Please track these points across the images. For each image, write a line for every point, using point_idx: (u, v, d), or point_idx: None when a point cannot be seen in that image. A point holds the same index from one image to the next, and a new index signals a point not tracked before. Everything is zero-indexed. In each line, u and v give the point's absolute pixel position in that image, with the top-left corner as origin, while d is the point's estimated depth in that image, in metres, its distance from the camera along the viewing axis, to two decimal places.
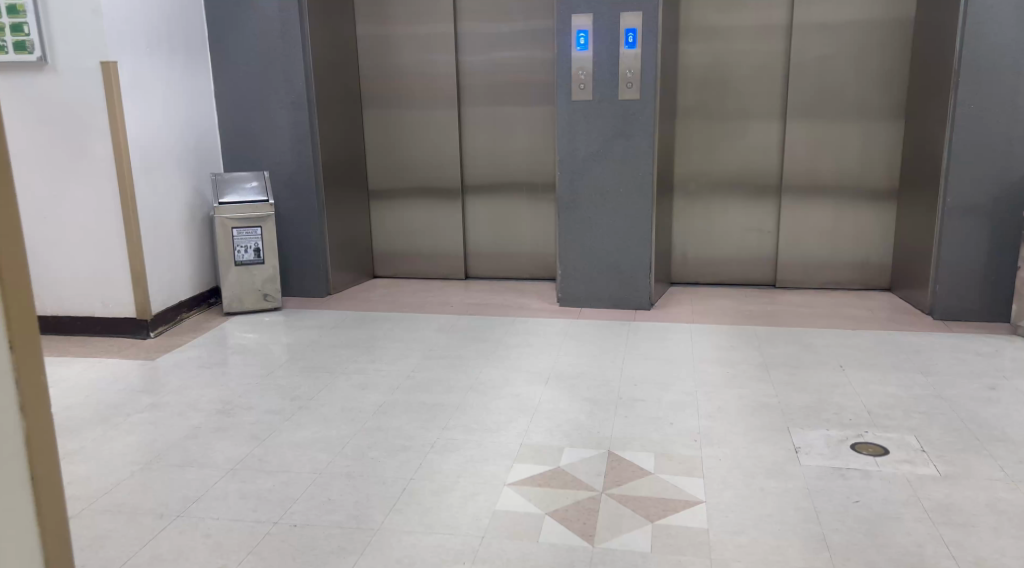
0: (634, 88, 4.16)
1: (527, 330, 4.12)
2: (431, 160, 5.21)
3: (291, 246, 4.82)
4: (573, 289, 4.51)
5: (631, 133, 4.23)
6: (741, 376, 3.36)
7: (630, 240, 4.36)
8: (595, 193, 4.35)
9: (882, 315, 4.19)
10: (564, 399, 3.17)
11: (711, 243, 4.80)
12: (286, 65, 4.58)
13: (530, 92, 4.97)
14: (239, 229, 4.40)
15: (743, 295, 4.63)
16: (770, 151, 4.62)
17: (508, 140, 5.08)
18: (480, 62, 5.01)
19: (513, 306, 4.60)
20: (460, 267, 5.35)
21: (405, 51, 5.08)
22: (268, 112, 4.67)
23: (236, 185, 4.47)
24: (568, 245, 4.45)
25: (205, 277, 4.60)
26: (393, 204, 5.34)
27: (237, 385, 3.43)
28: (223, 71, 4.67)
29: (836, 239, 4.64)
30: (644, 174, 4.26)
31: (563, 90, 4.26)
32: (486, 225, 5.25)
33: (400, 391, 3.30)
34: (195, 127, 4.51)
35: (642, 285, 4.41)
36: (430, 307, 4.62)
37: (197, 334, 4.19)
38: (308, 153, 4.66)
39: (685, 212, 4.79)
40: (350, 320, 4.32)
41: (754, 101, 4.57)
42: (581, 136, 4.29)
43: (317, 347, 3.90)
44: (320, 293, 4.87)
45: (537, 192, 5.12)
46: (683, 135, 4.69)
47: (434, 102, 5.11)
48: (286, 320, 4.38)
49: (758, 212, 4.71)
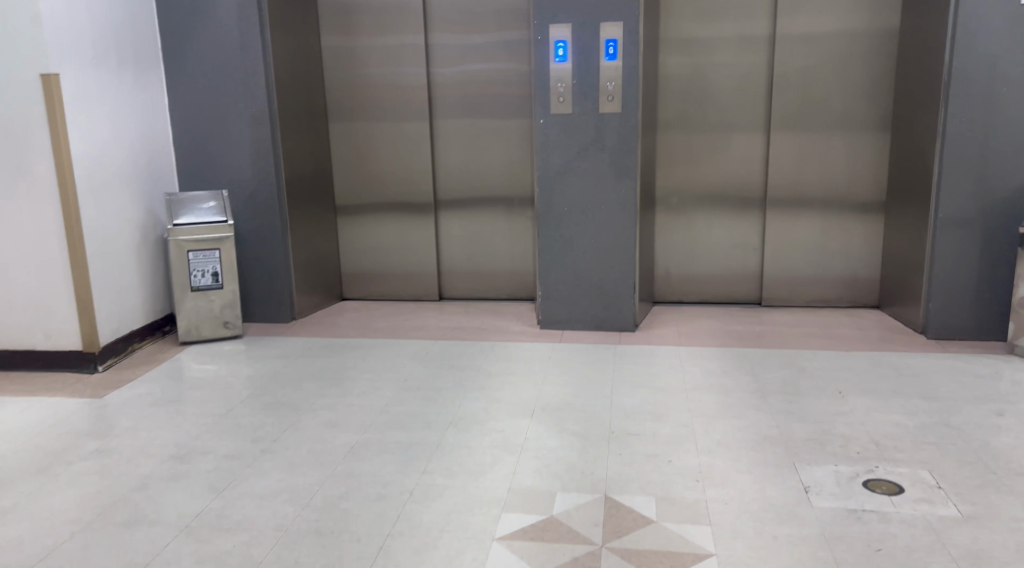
0: (615, 101, 3.98)
1: (508, 356, 3.88)
2: (401, 176, 4.96)
3: (252, 269, 4.53)
4: (554, 311, 4.29)
5: (612, 148, 4.04)
6: (737, 405, 3.17)
7: (613, 259, 4.16)
8: (575, 210, 4.14)
9: (873, 334, 4.04)
10: (552, 434, 2.93)
11: (695, 260, 4.63)
12: (246, 77, 4.30)
13: (505, 105, 4.76)
14: (195, 252, 4.10)
15: (729, 314, 4.46)
16: (754, 165, 4.47)
17: (482, 154, 4.86)
18: (452, 73, 4.79)
19: (491, 329, 4.36)
20: (433, 288, 5.10)
21: (373, 62, 4.84)
22: (227, 127, 4.38)
23: (192, 206, 4.17)
24: (548, 265, 4.24)
25: (158, 304, 4.28)
26: (361, 222, 5.08)
27: (193, 426, 3.13)
28: (177, 83, 4.37)
29: (823, 255, 4.49)
30: (627, 190, 4.07)
31: (541, 104, 4.05)
32: (460, 243, 5.02)
33: (374, 429, 3.03)
34: (147, 144, 4.21)
35: (626, 306, 4.21)
36: (403, 332, 4.36)
37: (150, 367, 3.88)
38: (270, 170, 4.39)
39: (668, 228, 4.61)
40: (317, 349, 4.04)
41: (737, 114, 4.42)
42: (560, 151, 4.09)
43: (282, 380, 3.61)
44: (284, 318, 4.58)
45: (513, 208, 4.90)
46: (665, 148, 4.52)
47: (404, 116, 4.87)
48: (248, 349, 4.09)
49: (742, 228, 4.55)
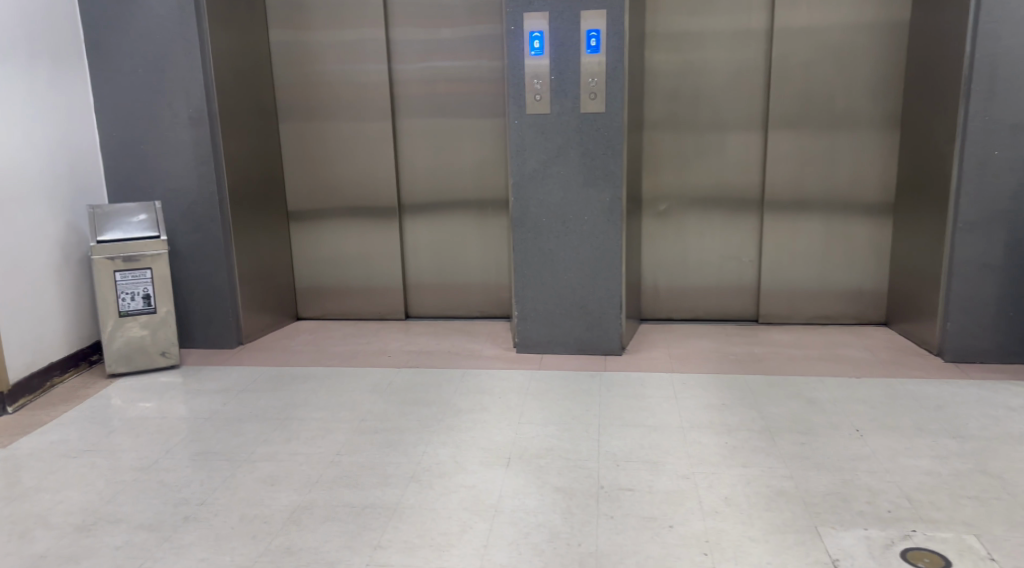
0: (598, 99, 3.55)
1: (480, 387, 3.42)
2: (362, 183, 4.50)
3: (193, 289, 4.04)
4: (532, 333, 3.86)
5: (595, 152, 3.61)
6: (743, 448, 2.75)
7: (597, 276, 3.73)
8: (555, 221, 3.71)
9: (884, 357, 3.66)
10: (531, 490, 2.49)
11: (686, 273, 4.22)
12: (181, 72, 3.80)
13: (476, 104, 4.31)
14: (123, 273, 3.62)
15: (724, 334, 4.05)
16: (750, 169, 4.07)
17: (451, 158, 4.41)
18: (416, 70, 4.33)
19: (462, 354, 3.91)
20: (398, 305, 4.63)
21: (329, 59, 4.37)
22: (161, 129, 3.88)
23: (119, 220, 3.68)
24: (525, 283, 3.80)
25: (83, 330, 3.76)
26: (318, 233, 4.60)
27: (107, 483, 2.64)
28: (104, 79, 3.86)
29: (825, 267, 4.11)
30: (612, 199, 3.65)
31: (515, 103, 3.61)
32: (429, 255, 4.56)
33: (320, 488, 2.57)
34: (69, 149, 3.70)
35: (612, 327, 3.78)
36: (363, 358, 3.90)
37: (70, 405, 3.35)
38: (211, 177, 3.89)
39: (656, 238, 4.19)
40: (264, 381, 3.57)
41: (731, 113, 4.02)
42: (538, 154, 3.65)
43: (219, 422, 3.13)
44: (230, 343, 4.10)
45: (486, 216, 4.46)
46: (652, 152, 4.11)
47: (364, 117, 4.41)
48: (186, 381, 3.60)
49: (737, 238, 4.15)
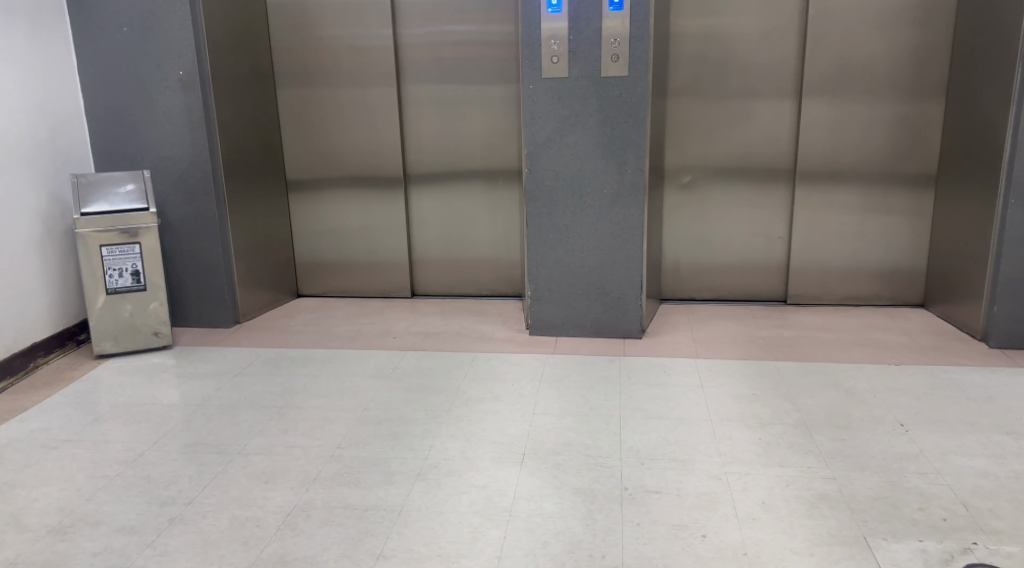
0: (621, 62, 3.27)
1: (491, 374, 3.20)
2: (366, 153, 4.24)
3: (187, 265, 3.81)
4: (546, 315, 3.62)
5: (616, 120, 3.34)
6: (778, 446, 2.52)
7: (616, 254, 3.48)
8: (571, 195, 3.45)
9: (924, 342, 3.41)
10: (548, 492, 2.28)
11: (709, 250, 3.96)
12: (170, 32, 3.52)
13: (486, 69, 4.03)
14: (109, 248, 3.38)
15: (749, 316, 3.81)
16: (781, 140, 3.79)
17: (460, 127, 4.14)
18: (423, 32, 4.05)
19: (471, 336, 3.68)
20: (403, 282, 4.40)
21: (330, 21, 4.08)
22: (149, 94, 3.62)
23: (104, 190, 3.43)
24: (539, 261, 3.56)
25: (70, 307, 3.54)
26: (319, 206, 4.36)
27: (88, 479, 2.44)
28: (87, 40, 3.60)
29: (858, 246, 3.85)
30: (633, 171, 3.39)
31: (530, 66, 3.33)
32: (436, 229, 4.32)
33: (318, 486, 2.36)
34: (50, 114, 3.45)
35: (632, 309, 3.54)
36: (367, 340, 3.68)
37: (53, 388, 3.13)
38: (204, 146, 3.64)
39: (678, 213, 3.94)
40: (261, 364, 3.35)
41: (761, 80, 3.73)
42: (555, 122, 3.38)
43: (212, 409, 2.92)
44: (226, 323, 3.88)
45: (496, 188, 4.20)
46: (675, 121, 3.83)
47: (368, 82, 4.13)
48: (178, 363, 3.38)
49: (765, 213, 3.88)
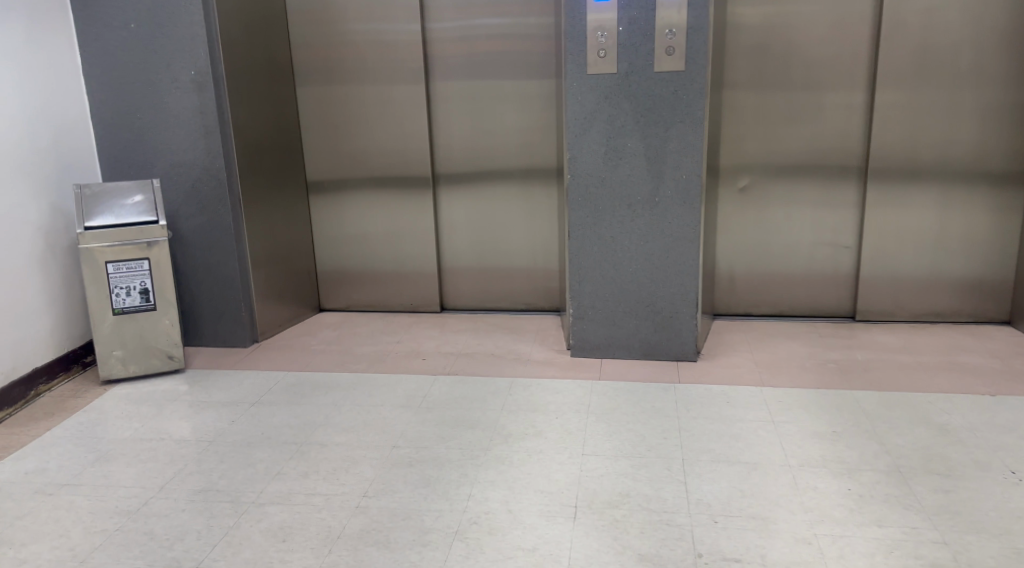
0: (676, 55, 2.92)
1: (533, 404, 2.87)
2: (393, 157, 3.94)
3: (200, 280, 3.53)
4: (590, 335, 3.28)
5: (670, 120, 2.99)
6: (871, 500, 2.18)
7: (669, 268, 3.13)
8: (619, 204, 3.11)
9: (1019, 367, 3.03)
10: (609, 559, 1.95)
11: (769, 261, 3.61)
12: (180, 28, 3.24)
13: (523, 65, 3.71)
14: (116, 265, 3.10)
15: (814, 336, 3.44)
16: (851, 140, 3.43)
17: (494, 128, 3.82)
18: (454, 26, 3.73)
19: (507, 358, 3.36)
20: (432, 295, 4.09)
21: (354, 16, 3.79)
22: (158, 96, 3.33)
23: (110, 202, 3.14)
24: (582, 276, 3.21)
25: (74, 328, 3.27)
26: (343, 213, 4.06)
27: (84, 535, 2.15)
28: (92, 36, 3.31)
29: (936, 256, 3.47)
30: (688, 176, 3.04)
31: (574, 62, 3.00)
32: (469, 237, 4.00)
33: (342, 546, 2.06)
34: (52, 119, 3.17)
35: (687, 329, 3.18)
36: (394, 362, 3.37)
37: (54, 420, 2.85)
38: (217, 151, 3.35)
39: (735, 221, 3.59)
40: (280, 392, 3.06)
41: (828, 74, 3.37)
42: (602, 123, 3.04)
43: (225, 447, 2.63)
44: (243, 342, 3.59)
45: (533, 193, 3.87)
46: (731, 120, 3.49)
47: (395, 81, 3.83)
48: (190, 390, 3.09)
49: (833, 220, 3.52)
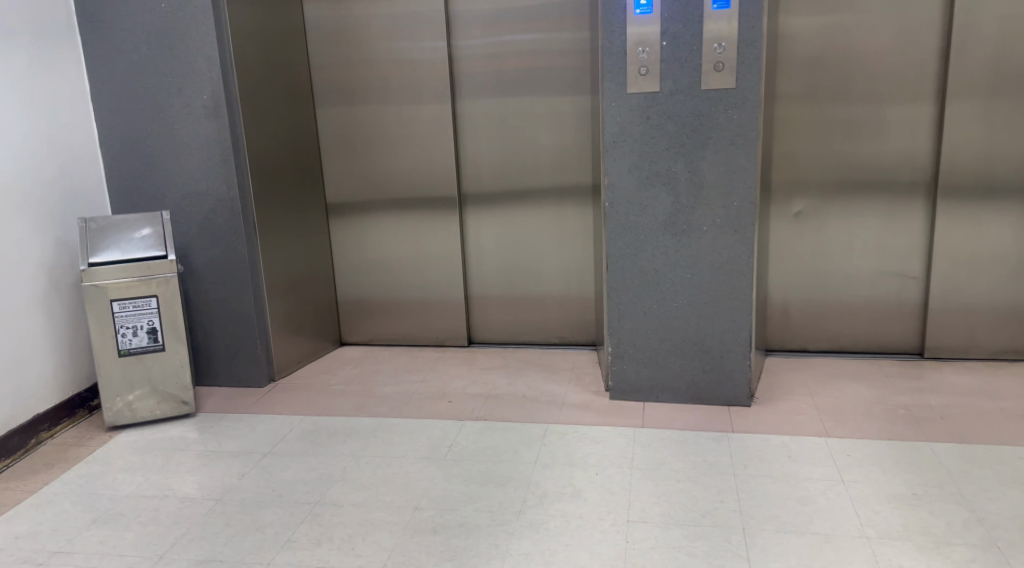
0: (726, 71, 2.65)
1: (570, 456, 2.60)
2: (418, 182, 3.72)
3: (213, 316, 3.32)
4: (631, 377, 2.99)
5: (719, 142, 2.72)
6: None
7: (718, 304, 2.85)
8: (662, 233, 2.84)
9: None
10: None
11: (827, 292, 3.34)
12: (192, 50, 3.05)
13: (556, 83, 3.47)
14: (122, 303, 2.90)
15: (878, 377, 3.12)
16: (917, 159, 3.14)
17: (525, 150, 3.58)
18: (483, 43, 3.51)
19: (540, 400, 3.10)
20: (459, 328, 3.85)
21: (377, 35, 3.58)
22: (169, 122, 3.14)
23: (116, 236, 2.94)
24: (621, 311, 2.94)
25: (78, 370, 3.07)
26: (365, 241, 3.84)
27: None
28: (101, 61, 3.14)
29: (1015, 286, 3.14)
30: (739, 203, 2.76)
31: (613, 80, 2.75)
32: (498, 266, 3.75)
33: None
34: (57, 148, 2.99)
35: (738, 371, 2.89)
36: (418, 405, 3.12)
37: (53, 473, 2.65)
38: (230, 180, 3.15)
39: (789, 248, 3.32)
40: (295, 441, 2.82)
41: (891, 86, 3.10)
42: (643, 146, 2.78)
43: (232, 507, 2.39)
44: (258, 381, 3.37)
45: (567, 218, 3.61)
46: (784, 139, 3.23)
47: (419, 102, 3.61)
48: (199, 438, 2.88)
49: (897, 247, 3.23)
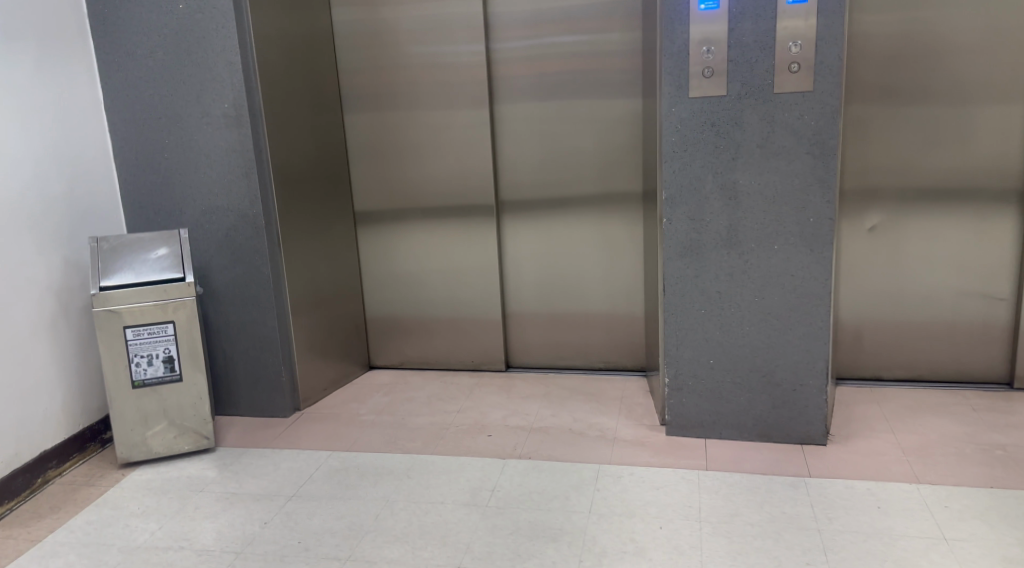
0: (802, 72, 2.37)
1: (628, 504, 2.32)
2: (452, 194, 3.46)
3: (234, 340, 3.09)
4: (690, 411, 2.70)
5: (793, 151, 2.43)
6: None
7: (790, 331, 2.56)
8: (728, 253, 2.55)
9: None
10: None
11: (904, 314, 3.03)
12: (210, 54, 2.83)
13: (603, 87, 3.19)
14: (136, 330, 2.67)
15: (966, 411, 2.81)
16: (1008, 167, 2.83)
17: (569, 159, 3.31)
18: (523, 45, 3.25)
19: (588, 435, 2.82)
20: (496, 351, 3.58)
21: (409, 38, 3.33)
22: (186, 132, 2.92)
23: (130, 256, 2.72)
24: (680, 339, 2.65)
25: (88, 401, 2.85)
26: (396, 258, 3.60)
27: None
28: (114, 68, 2.92)
29: None
30: (816, 219, 2.47)
31: (673, 83, 2.47)
32: (539, 283, 3.49)
33: None
34: (66, 163, 2.78)
35: (812, 406, 2.59)
36: (454, 439, 2.86)
37: (60, 519, 2.42)
38: (252, 194, 2.91)
39: (861, 266, 3.03)
40: (322, 481, 2.57)
41: (979, 87, 2.79)
42: (707, 156, 2.49)
43: (253, 564, 2.15)
44: (282, 411, 3.13)
45: (614, 232, 3.33)
46: (858, 147, 2.92)
47: (453, 109, 3.36)
48: (218, 477, 2.64)
49: (984, 264, 2.92)
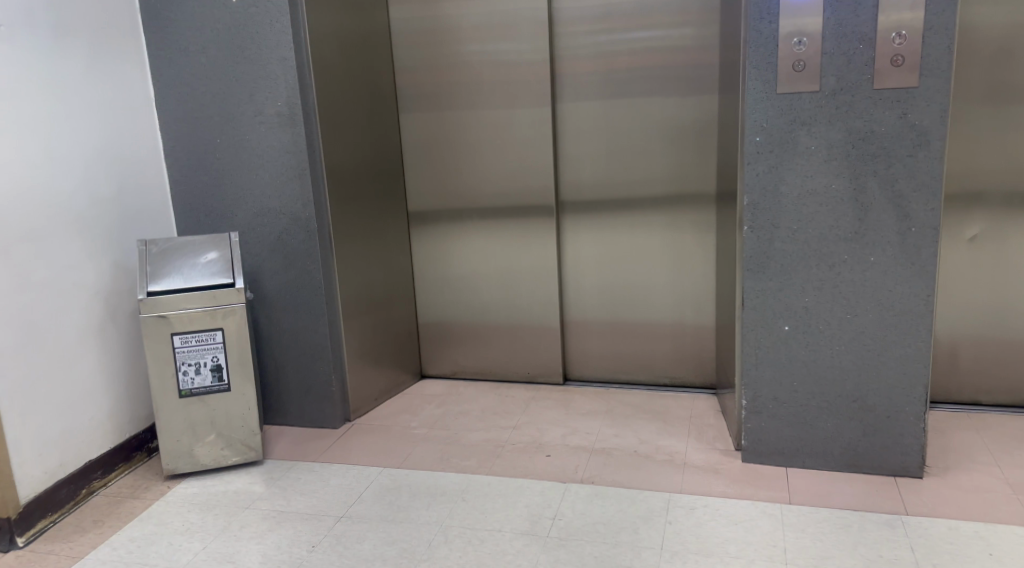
0: (907, 66, 2.13)
1: (705, 541, 2.11)
2: (510, 197, 3.29)
3: (284, 347, 2.98)
4: (769, 436, 2.47)
5: (894, 154, 2.19)
6: None
7: (885, 352, 2.31)
8: (817, 266, 2.31)
9: None
10: None
11: (1007, 333, 2.75)
12: (263, 51, 2.71)
13: (674, 85, 2.98)
14: (184, 337, 2.57)
15: None
16: None
17: (636, 160, 3.11)
18: (588, 40, 3.06)
19: (655, 458, 2.62)
20: (553, 363, 3.40)
21: (468, 34, 3.18)
22: (238, 132, 2.81)
23: (178, 260, 2.61)
24: (760, 357, 2.43)
25: (135, 409, 2.76)
26: (450, 264, 3.44)
27: None
28: (166, 64, 2.83)
29: None
30: (918, 229, 2.22)
31: (760, 78, 2.24)
32: (601, 292, 3.29)
33: None
34: (116, 163, 2.69)
35: (908, 435, 2.35)
36: (511, 458, 2.69)
37: (103, 534, 2.33)
38: (304, 196, 2.79)
39: (958, 281, 2.75)
40: (372, 501, 2.43)
41: None
42: (795, 158, 2.27)
43: None
44: (332, 422, 3.01)
45: (682, 238, 3.12)
46: (959, 149, 2.65)
47: (514, 108, 3.19)
48: (265, 493, 2.52)
49: None
